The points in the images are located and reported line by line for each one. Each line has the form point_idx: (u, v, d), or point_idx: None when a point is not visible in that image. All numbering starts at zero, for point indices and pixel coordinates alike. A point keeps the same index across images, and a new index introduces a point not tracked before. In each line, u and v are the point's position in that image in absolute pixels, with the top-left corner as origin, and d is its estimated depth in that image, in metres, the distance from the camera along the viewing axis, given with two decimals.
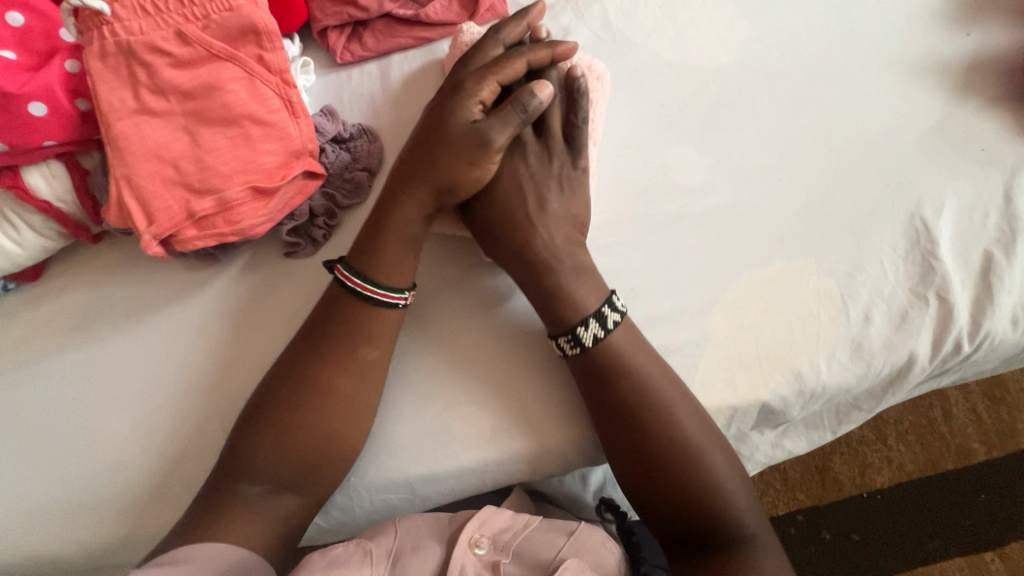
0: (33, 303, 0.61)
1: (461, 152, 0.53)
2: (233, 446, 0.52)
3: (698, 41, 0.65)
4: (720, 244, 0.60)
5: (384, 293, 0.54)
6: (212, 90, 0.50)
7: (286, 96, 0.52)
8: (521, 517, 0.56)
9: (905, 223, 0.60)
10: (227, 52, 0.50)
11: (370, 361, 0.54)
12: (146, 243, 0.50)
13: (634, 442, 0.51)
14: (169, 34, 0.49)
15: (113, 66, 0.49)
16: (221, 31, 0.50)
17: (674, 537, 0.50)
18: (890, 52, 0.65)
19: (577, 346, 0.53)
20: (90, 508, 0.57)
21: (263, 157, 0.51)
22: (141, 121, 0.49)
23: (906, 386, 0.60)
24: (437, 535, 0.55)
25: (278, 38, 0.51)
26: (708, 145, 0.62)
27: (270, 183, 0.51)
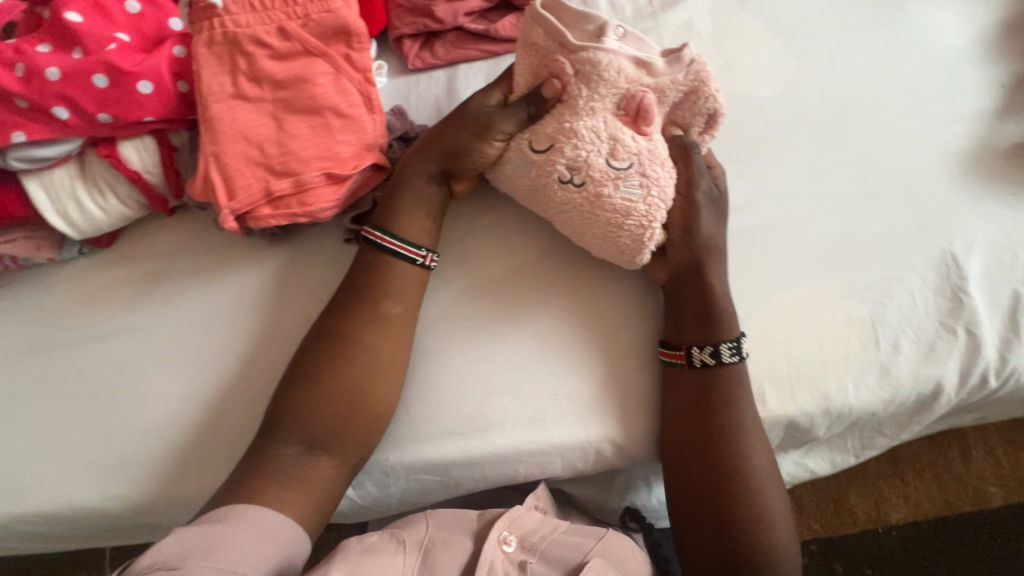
0: (103, 267, 0.65)
1: (471, 126, 0.58)
2: (278, 405, 0.55)
3: (745, 72, 0.68)
4: (756, 265, 0.62)
5: (400, 245, 0.58)
6: (302, 82, 0.54)
7: (366, 93, 0.56)
8: (549, 520, 0.58)
9: (936, 258, 0.63)
10: (320, 49, 0.55)
11: (392, 314, 0.57)
12: (224, 217, 0.53)
13: (682, 431, 0.55)
14: (272, 29, 0.54)
15: (217, 54, 0.53)
16: (318, 29, 0.54)
17: (702, 534, 0.53)
18: (927, 96, 0.68)
19: (738, 354, 0.56)
20: (139, 464, 0.59)
21: (340, 147, 0.55)
22: (235, 104, 0.54)
23: (932, 415, 0.62)
24: (466, 527, 0.57)
25: (367, 41, 0.56)
26: (751, 171, 0.65)
27: (343, 171, 0.55)
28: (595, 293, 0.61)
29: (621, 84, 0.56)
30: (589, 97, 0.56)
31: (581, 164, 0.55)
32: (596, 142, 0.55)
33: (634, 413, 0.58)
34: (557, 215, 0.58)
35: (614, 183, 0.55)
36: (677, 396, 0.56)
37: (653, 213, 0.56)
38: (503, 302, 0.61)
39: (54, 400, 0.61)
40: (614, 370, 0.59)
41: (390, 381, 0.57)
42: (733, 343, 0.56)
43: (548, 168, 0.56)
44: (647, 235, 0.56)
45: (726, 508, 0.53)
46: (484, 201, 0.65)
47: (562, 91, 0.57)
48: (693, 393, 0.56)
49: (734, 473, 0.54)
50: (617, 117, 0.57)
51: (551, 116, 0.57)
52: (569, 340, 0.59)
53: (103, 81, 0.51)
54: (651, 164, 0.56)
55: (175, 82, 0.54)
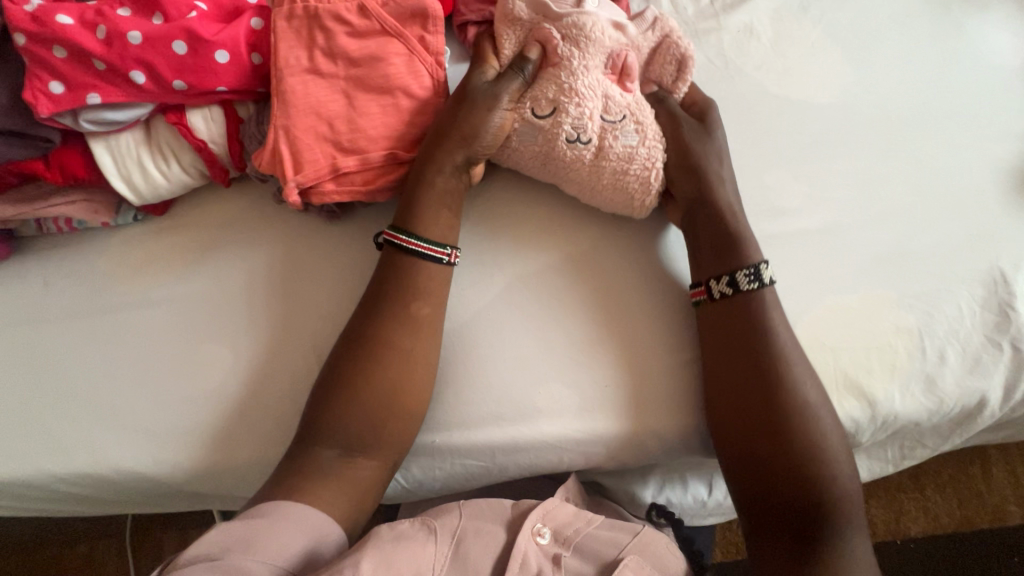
0: (156, 235, 0.65)
1: (478, 103, 0.56)
2: (313, 412, 0.54)
3: (804, 78, 0.68)
4: (807, 269, 0.62)
5: (427, 246, 0.57)
6: (376, 60, 0.55)
7: (436, 76, 0.57)
8: (583, 514, 0.58)
9: (984, 273, 0.63)
10: (396, 29, 0.55)
11: (422, 315, 0.56)
12: (289, 189, 0.53)
13: (734, 418, 0.54)
14: (352, 7, 0.55)
15: (297, 28, 0.55)
16: (397, 10, 0.56)
17: (768, 520, 0.52)
18: (980, 113, 0.68)
19: (756, 279, 0.56)
20: (186, 431, 0.60)
21: (408, 129, 0.57)
22: (309, 79, 0.54)
23: (974, 427, 0.63)
24: (500, 517, 0.56)
25: (442, 25, 0.56)
26: (805, 175, 0.65)
27: (408, 152, 0.57)
28: (643, 291, 0.62)
29: (606, 43, 0.58)
30: (580, 57, 0.57)
31: (585, 121, 0.56)
32: (592, 99, 0.57)
33: (684, 409, 0.58)
34: (568, 176, 0.59)
35: (614, 134, 0.57)
36: (721, 391, 0.55)
37: (653, 154, 0.59)
38: (551, 292, 0.61)
39: (104, 363, 0.61)
40: (664, 366, 0.59)
41: (423, 383, 0.56)
42: (750, 270, 0.56)
43: (557, 130, 0.57)
44: (652, 176, 0.59)
45: (778, 455, 0.52)
46: (520, 192, 0.65)
47: (554, 55, 0.58)
48: (740, 379, 0.54)
49: (792, 442, 0.52)
50: (606, 76, 0.58)
51: (545, 80, 0.58)
52: (621, 334, 0.60)
53: (182, 48, 0.52)
54: (642, 108, 0.59)
55: (250, 53, 0.54)
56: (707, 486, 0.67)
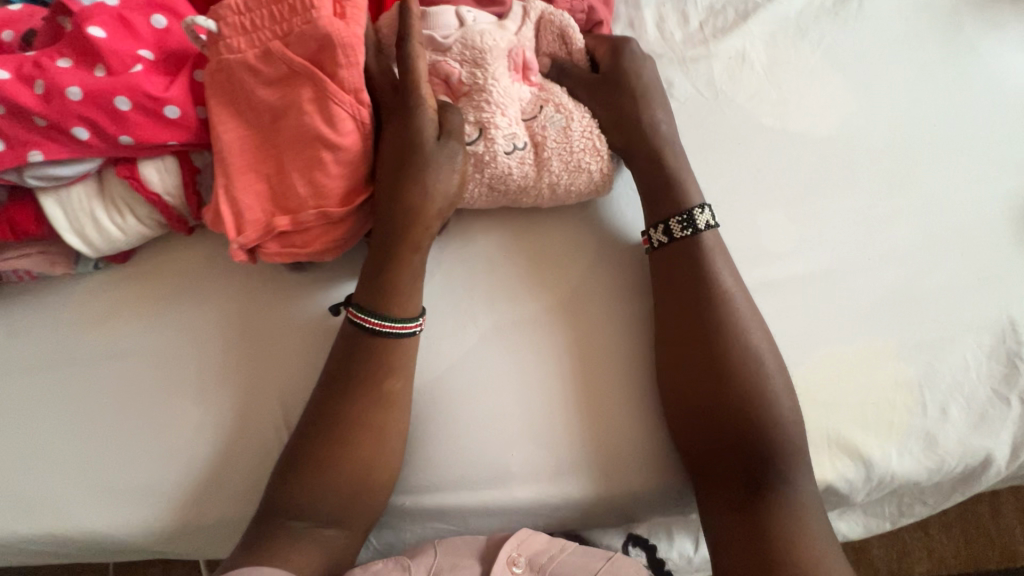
0: (120, 285, 0.63)
1: (430, 166, 0.53)
2: (279, 487, 0.52)
3: (802, 109, 0.63)
4: (801, 319, 0.58)
5: (402, 326, 0.54)
6: (294, 108, 0.51)
7: (358, 116, 0.52)
8: (557, 541, 0.55)
9: (995, 321, 0.59)
10: (307, 70, 0.51)
11: (394, 389, 0.54)
12: (234, 251, 0.53)
13: (693, 428, 0.53)
14: (258, 52, 0.51)
15: (218, 82, 0.52)
16: (303, 46, 0.51)
17: (729, 526, 0.51)
18: (995, 144, 0.63)
19: (691, 226, 0.56)
20: (150, 491, 0.58)
21: (333, 182, 0.52)
22: (240, 135, 0.52)
23: (978, 486, 0.59)
24: (474, 549, 0.54)
25: (355, 54, 0.51)
26: (800, 217, 0.61)
27: (338, 209, 0.53)
28: (619, 346, 0.58)
29: (500, 46, 0.56)
30: (483, 70, 0.55)
31: (511, 126, 0.56)
32: (506, 107, 0.56)
33: (667, 466, 0.56)
34: (519, 186, 0.57)
35: (541, 125, 0.56)
36: (694, 441, 0.53)
37: (585, 124, 0.57)
38: (530, 349, 0.58)
39: (67, 418, 0.59)
40: (643, 426, 0.56)
41: (395, 456, 0.54)
42: (684, 215, 0.56)
43: (491, 148, 0.55)
44: (596, 140, 0.57)
45: (737, 454, 0.51)
46: (505, 239, 0.62)
47: (458, 85, 0.56)
48: (702, 414, 0.53)
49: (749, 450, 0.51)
50: (511, 77, 0.57)
51: (461, 106, 0.56)
52: (599, 390, 0.57)
53: (125, 103, 0.49)
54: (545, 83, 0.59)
55: (198, 107, 0.52)
56: (694, 542, 0.64)
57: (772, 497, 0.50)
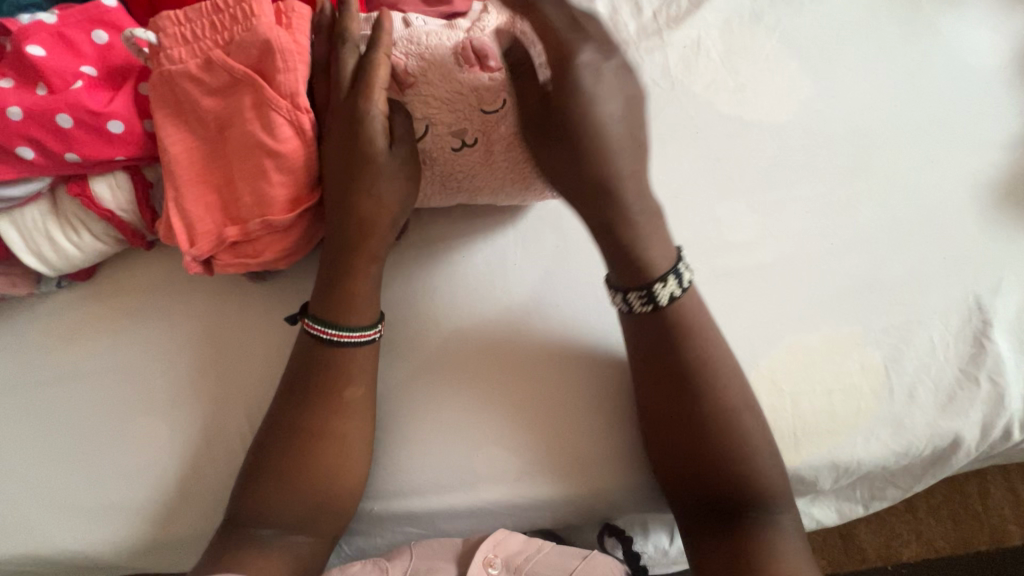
0: (83, 302, 0.63)
1: (376, 174, 0.53)
2: (246, 495, 0.52)
3: (759, 96, 0.63)
4: (764, 307, 0.58)
5: (359, 335, 0.54)
6: (239, 118, 0.51)
7: (297, 121, 0.51)
8: (534, 541, 0.55)
9: (960, 301, 0.58)
10: (248, 78, 0.50)
11: (357, 394, 0.54)
12: (187, 263, 0.53)
13: (659, 420, 0.53)
14: (200, 62, 0.50)
15: (160, 93, 0.51)
16: (243, 55, 0.50)
17: (697, 513, 0.51)
18: (956, 122, 0.63)
19: (650, 303, 0.53)
20: (120, 507, 0.58)
21: (277, 189, 0.52)
22: (187, 146, 0.52)
23: (950, 467, 0.59)
24: (451, 554, 0.54)
25: (293, 60, 0.50)
26: (760, 204, 0.60)
27: (281, 216, 0.52)
28: (581, 342, 0.58)
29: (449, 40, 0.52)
30: (433, 69, 0.52)
31: (463, 126, 0.54)
32: (457, 104, 0.53)
33: (632, 461, 0.56)
34: (471, 181, 0.57)
35: (497, 125, 0.54)
36: (654, 428, 0.53)
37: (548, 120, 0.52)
38: (491, 348, 0.58)
39: (37, 438, 0.59)
40: (607, 419, 0.56)
41: (361, 460, 0.54)
42: (643, 291, 0.53)
43: (439, 146, 0.54)
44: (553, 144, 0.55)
45: (701, 445, 0.51)
46: (466, 239, 0.62)
47: (405, 82, 0.53)
48: (661, 406, 0.52)
49: (713, 441, 0.51)
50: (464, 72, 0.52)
51: (411, 106, 0.53)
52: (561, 385, 0.57)
53: (68, 120, 0.49)
54: (513, 71, 0.52)
55: (143, 121, 0.52)
56: (670, 535, 0.64)
57: (743, 487, 0.50)
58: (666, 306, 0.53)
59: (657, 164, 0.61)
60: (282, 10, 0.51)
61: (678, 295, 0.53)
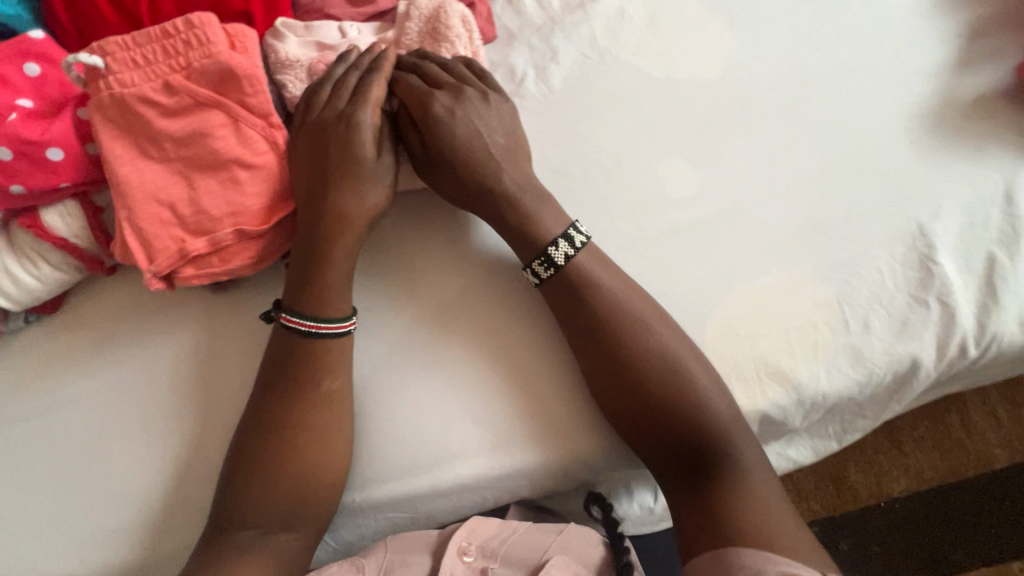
0: (52, 334, 0.64)
1: (360, 180, 0.54)
2: (226, 500, 0.52)
3: (686, 55, 0.64)
4: (712, 258, 0.59)
5: (334, 326, 0.55)
6: (202, 137, 0.51)
7: (272, 138, 0.53)
8: (508, 523, 0.55)
9: (903, 229, 0.60)
10: (214, 100, 0.51)
11: (331, 389, 0.55)
12: (147, 280, 0.52)
13: (620, 378, 0.53)
14: (157, 85, 0.51)
15: (111, 117, 0.51)
16: (204, 78, 0.51)
17: (665, 463, 0.52)
18: (879, 58, 0.64)
19: (551, 267, 0.55)
20: (106, 529, 0.58)
21: (252, 201, 0.52)
22: (143, 167, 0.52)
23: (913, 391, 0.60)
24: (426, 546, 0.55)
25: (260, 82, 0.52)
26: (698, 159, 0.62)
27: (257, 226, 0.53)
28: (538, 313, 0.60)
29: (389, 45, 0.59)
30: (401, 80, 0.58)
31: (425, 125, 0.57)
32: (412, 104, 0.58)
33: (601, 422, 0.57)
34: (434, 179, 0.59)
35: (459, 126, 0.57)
36: (612, 387, 0.54)
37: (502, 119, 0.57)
38: (453, 331, 0.59)
39: (21, 472, 0.60)
40: (573, 384, 0.58)
41: (339, 453, 0.54)
42: (543, 257, 0.55)
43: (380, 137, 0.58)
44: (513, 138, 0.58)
45: (661, 397, 0.52)
46: (419, 236, 0.63)
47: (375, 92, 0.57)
48: (616, 367, 0.53)
49: (670, 392, 0.52)
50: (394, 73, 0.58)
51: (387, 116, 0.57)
52: (523, 359, 0.58)
53: (6, 152, 0.50)
54: (477, 83, 0.58)
55: (85, 144, 0.53)
56: (654, 495, 0.65)
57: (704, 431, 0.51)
58: (564, 266, 0.55)
59: (594, 132, 0.62)
60: (234, 33, 0.52)
61: (573, 254, 0.55)
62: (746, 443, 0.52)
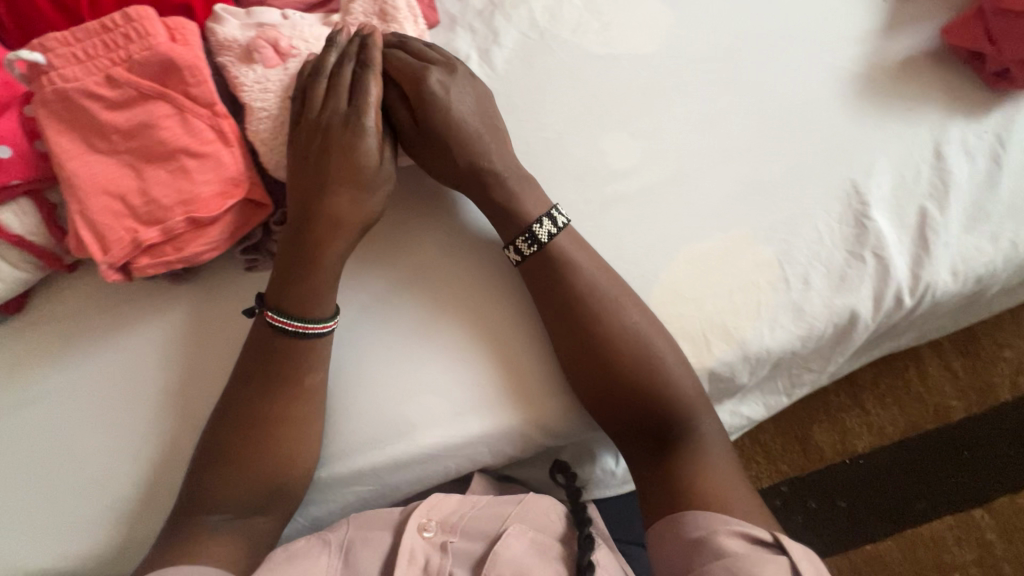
0: (15, 333, 0.64)
1: (359, 183, 0.55)
2: (193, 482, 0.54)
3: (624, 32, 0.66)
4: (657, 224, 0.61)
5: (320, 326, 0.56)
6: (148, 128, 0.53)
7: (218, 126, 0.54)
8: (467, 499, 0.57)
9: (838, 187, 0.62)
10: (157, 92, 0.53)
11: (288, 369, 0.56)
12: (103, 271, 0.53)
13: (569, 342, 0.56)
14: (100, 79, 0.53)
15: (56, 112, 0.53)
16: (146, 70, 0.53)
17: (616, 420, 0.55)
18: (810, 26, 0.67)
19: (535, 244, 0.57)
20: (80, 520, 0.59)
21: (201, 188, 0.53)
22: (92, 160, 0.53)
23: (853, 343, 0.63)
24: (388, 523, 0.56)
25: (202, 73, 0.53)
26: (640, 131, 0.64)
27: (207, 213, 0.53)
28: (488, 285, 0.62)
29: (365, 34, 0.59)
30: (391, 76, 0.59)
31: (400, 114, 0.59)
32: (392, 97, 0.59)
33: (556, 388, 0.59)
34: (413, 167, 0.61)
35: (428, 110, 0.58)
36: (567, 348, 0.56)
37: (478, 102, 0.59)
38: (407, 308, 0.61)
39: None
40: (527, 352, 0.60)
41: (302, 432, 0.55)
42: (527, 235, 0.57)
43: None
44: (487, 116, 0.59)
45: (608, 356, 0.54)
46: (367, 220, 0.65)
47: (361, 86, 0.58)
48: (571, 328, 0.56)
49: (616, 351, 0.54)
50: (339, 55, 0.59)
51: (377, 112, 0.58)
52: (474, 331, 0.60)
53: None
54: (451, 67, 0.59)
55: (34, 142, 0.54)
56: (615, 458, 0.67)
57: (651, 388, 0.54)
58: (547, 243, 0.57)
59: (539, 110, 0.64)
60: (174, 26, 0.54)
61: (555, 233, 0.57)
62: (692, 398, 0.54)
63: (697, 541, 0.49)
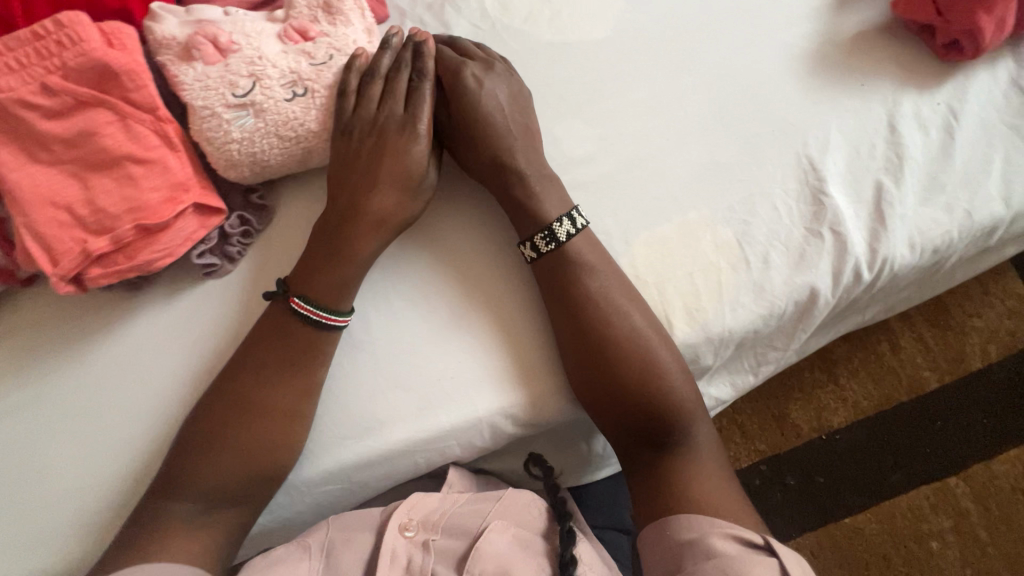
0: None
1: (406, 186, 0.57)
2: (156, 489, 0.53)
3: (575, 19, 0.66)
4: (616, 210, 0.61)
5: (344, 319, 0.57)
6: (89, 136, 0.52)
7: (162, 131, 0.54)
8: (449, 496, 0.57)
9: (794, 164, 0.63)
10: (96, 99, 0.52)
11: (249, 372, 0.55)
12: (55, 283, 0.52)
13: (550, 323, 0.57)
14: (35, 87, 0.52)
15: None
16: (82, 77, 0.52)
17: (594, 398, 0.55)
18: (761, 5, 0.67)
19: (553, 242, 0.57)
20: (25, 545, 0.56)
21: (149, 194, 0.53)
22: (34, 171, 0.52)
23: (814, 320, 0.63)
24: (369, 523, 0.57)
25: (141, 77, 0.53)
26: (596, 118, 0.64)
27: (157, 219, 0.53)
28: (449, 277, 0.61)
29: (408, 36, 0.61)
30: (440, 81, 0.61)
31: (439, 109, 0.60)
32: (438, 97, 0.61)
33: (520, 378, 0.58)
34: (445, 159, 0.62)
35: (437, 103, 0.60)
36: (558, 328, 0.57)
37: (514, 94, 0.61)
38: (371, 304, 0.60)
39: None
40: (491, 342, 0.59)
41: (263, 437, 0.54)
42: (546, 232, 0.57)
43: None
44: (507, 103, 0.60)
45: (579, 337, 0.55)
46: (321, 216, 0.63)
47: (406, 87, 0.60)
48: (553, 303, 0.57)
49: (587, 331, 0.55)
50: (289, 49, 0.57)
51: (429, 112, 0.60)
52: (436, 326, 0.59)
53: None
54: (487, 61, 0.61)
55: None
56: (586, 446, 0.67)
57: (617, 371, 0.54)
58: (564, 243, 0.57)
59: None
60: (108, 31, 0.53)
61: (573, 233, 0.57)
62: (658, 381, 0.54)
63: (687, 544, 0.49)
